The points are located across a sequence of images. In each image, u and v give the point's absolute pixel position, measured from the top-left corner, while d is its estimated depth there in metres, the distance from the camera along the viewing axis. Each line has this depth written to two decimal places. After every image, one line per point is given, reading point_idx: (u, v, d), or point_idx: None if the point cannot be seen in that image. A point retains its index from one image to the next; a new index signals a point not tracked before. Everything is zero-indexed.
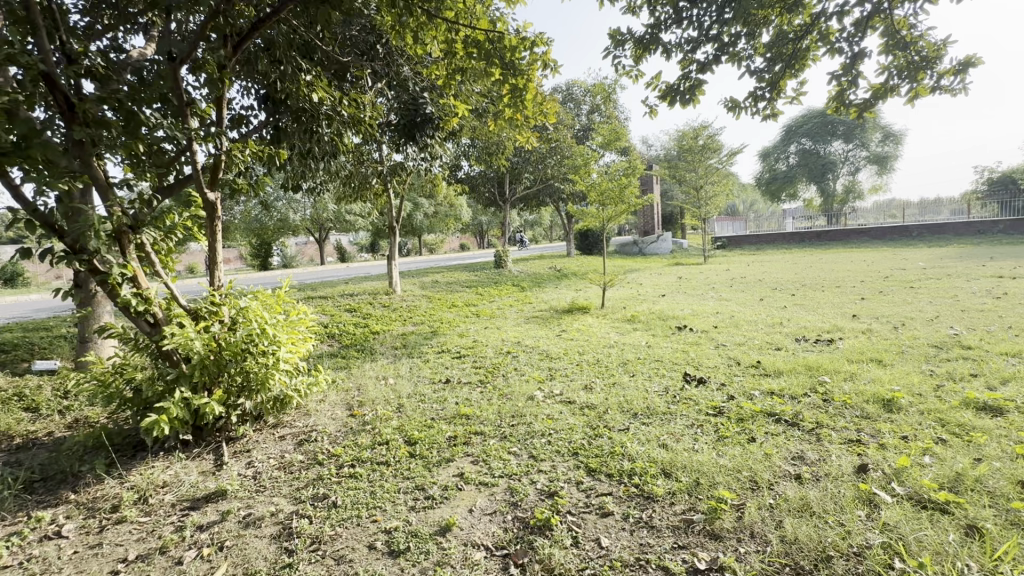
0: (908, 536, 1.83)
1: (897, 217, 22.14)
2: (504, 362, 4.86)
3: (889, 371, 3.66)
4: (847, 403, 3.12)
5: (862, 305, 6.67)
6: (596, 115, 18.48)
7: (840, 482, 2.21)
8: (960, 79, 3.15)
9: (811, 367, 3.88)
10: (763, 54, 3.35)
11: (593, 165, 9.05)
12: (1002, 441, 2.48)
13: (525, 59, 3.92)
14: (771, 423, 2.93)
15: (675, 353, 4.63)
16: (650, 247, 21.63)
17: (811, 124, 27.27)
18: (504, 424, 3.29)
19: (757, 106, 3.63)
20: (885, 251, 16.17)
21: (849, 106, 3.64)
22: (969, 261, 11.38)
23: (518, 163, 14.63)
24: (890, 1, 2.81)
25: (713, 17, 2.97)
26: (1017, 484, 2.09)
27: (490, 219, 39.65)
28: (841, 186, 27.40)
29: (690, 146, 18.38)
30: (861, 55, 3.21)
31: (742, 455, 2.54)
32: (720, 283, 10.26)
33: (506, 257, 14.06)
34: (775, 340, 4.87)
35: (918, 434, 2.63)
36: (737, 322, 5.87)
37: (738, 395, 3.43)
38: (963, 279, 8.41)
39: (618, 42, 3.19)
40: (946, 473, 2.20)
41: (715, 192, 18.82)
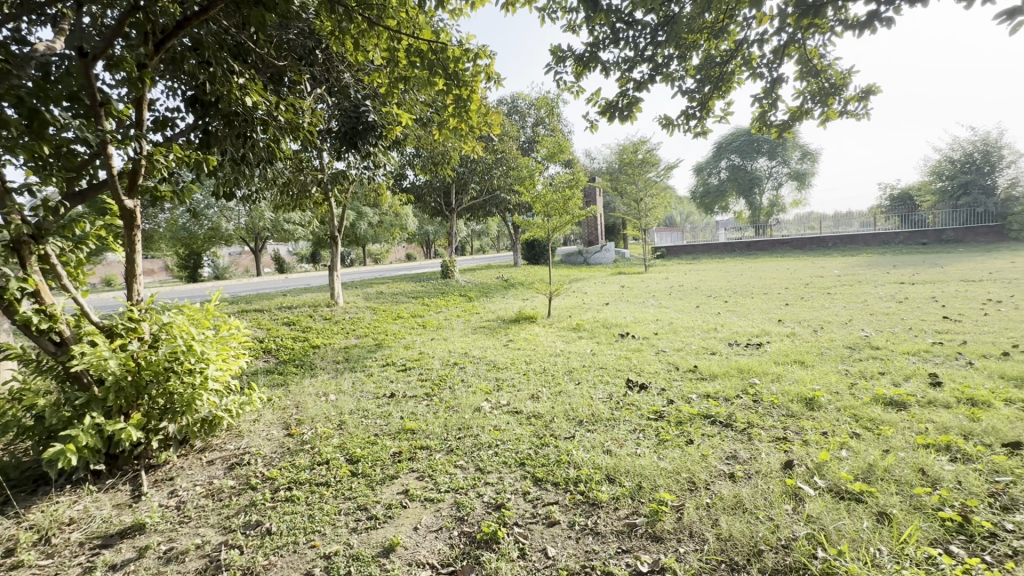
0: (829, 526, 1.96)
1: (815, 228, 24.04)
2: (451, 374, 4.80)
3: (811, 372, 3.95)
4: (774, 403, 3.33)
5: (786, 310, 7.17)
6: (541, 128, 18.88)
7: (769, 479, 2.35)
8: (863, 105, 3.48)
9: (742, 369, 4.12)
10: (693, 75, 3.56)
11: (538, 176, 9.21)
12: (906, 432, 2.73)
13: (469, 71, 3.95)
14: (707, 425, 3.07)
15: (618, 360, 4.76)
16: (594, 257, 22.21)
17: (739, 141, 29.18)
18: (450, 436, 3.25)
19: (689, 124, 3.84)
20: (806, 260, 17.55)
21: (770, 126, 3.92)
22: (877, 269, 12.48)
23: (464, 174, 14.64)
24: (803, 32, 3.06)
25: (647, 39, 3.11)
26: (919, 471, 2.30)
27: (437, 229, 39.36)
28: (766, 200, 29.46)
29: (630, 160, 19.03)
30: (780, 80, 3.47)
31: (682, 457, 2.64)
32: (660, 291, 10.68)
33: (453, 267, 13.97)
34: (710, 345, 5.12)
35: (835, 429, 2.85)
36: (675, 329, 6.14)
37: (677, 399, 3.57)
38: (872, 286, 9.22)
39: (559, 58, 3.27)
40: (860, 464, 2.39)
41: (653, 205, 19.67)
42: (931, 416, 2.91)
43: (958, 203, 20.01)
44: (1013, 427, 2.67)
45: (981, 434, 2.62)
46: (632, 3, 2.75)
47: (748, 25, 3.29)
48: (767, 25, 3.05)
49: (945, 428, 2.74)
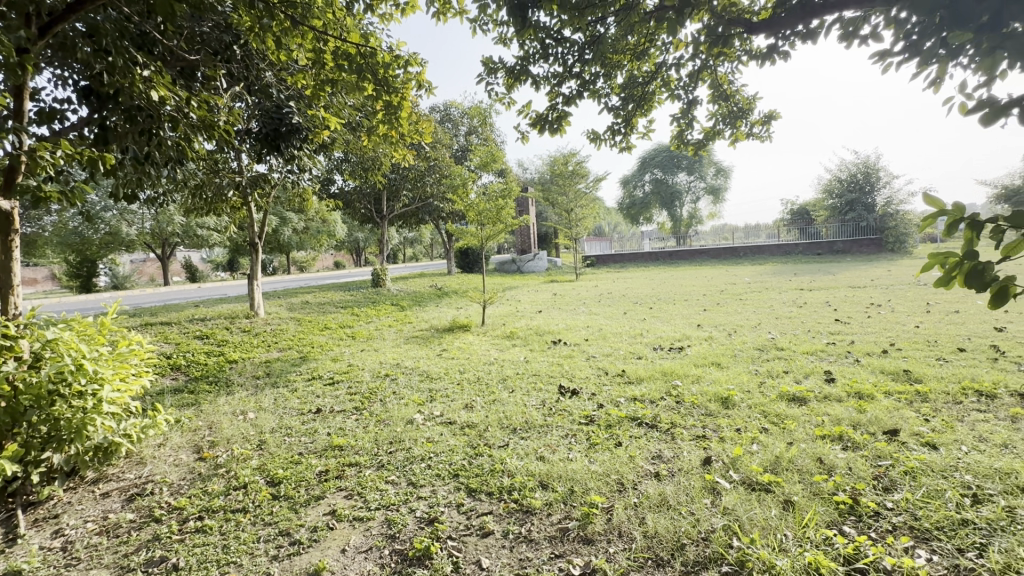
0: (743, 516, 2.10)
1: (728, 239, 25.72)
2: (382, 386, 4.64)
3: (726, 373, 4.26)
4: (694, 403, 3.54)
5: (705, 315, 7.68)
6: (474, 137, 18.97)
7: (690, 475, 2.49)
8: (766, 129, 3.83)
9: (666, 372, 4.35)
10: (618, 93, 3.74)
11: (472, 185, 9.23)
12: (806, 425, 3.01)
13: (400, 77, 3.92)
14: (634, 427, 3.20)
15: (551, 367, 4.85)
16: (527, 265, 22.55)
17: (661, 157, 31.01)
18: (381, 451, 3.14)
19: (615, 139, 4.01)
20: (721, 269, 18.93)
21: (688, 144, 4.20)
22: (781, 277, 13.69)
23: (395, 181, 14.35)
24: (714, 59, 3.32)
25: (575, 57, 3.22)
26: (818, 460, 2.54)
27: (366, 236, 38.16)
28: (686, 212, 31.50)
29: (561, 171, 19.60)
30: (695, 102, 3.73)
31: (611, 460, 2.74)
32: (590, 298, 11.05)
33: (384, 276, 13.60)
34: (637, 350, 5.36)
35: (747, 425, 3.09)
36: (604, 335, 6.36)
37: (606, 403, 3.70)
38: (777, 292, 10.11)
39: (490, 70, 3.31)
40: (768, 457, 2.60)
41: (583, 215, 20.35)
42: (826, 409, 3.23)
43: (845, 218, 22.47)
44: (891, 416, 3.03)
45: (866, 424, 2.95)
46: (560, 22, 2.85)
47: (665, 50, 3.51)
48: (683, 51, 3.28)
49: (838, 419, 3.06)
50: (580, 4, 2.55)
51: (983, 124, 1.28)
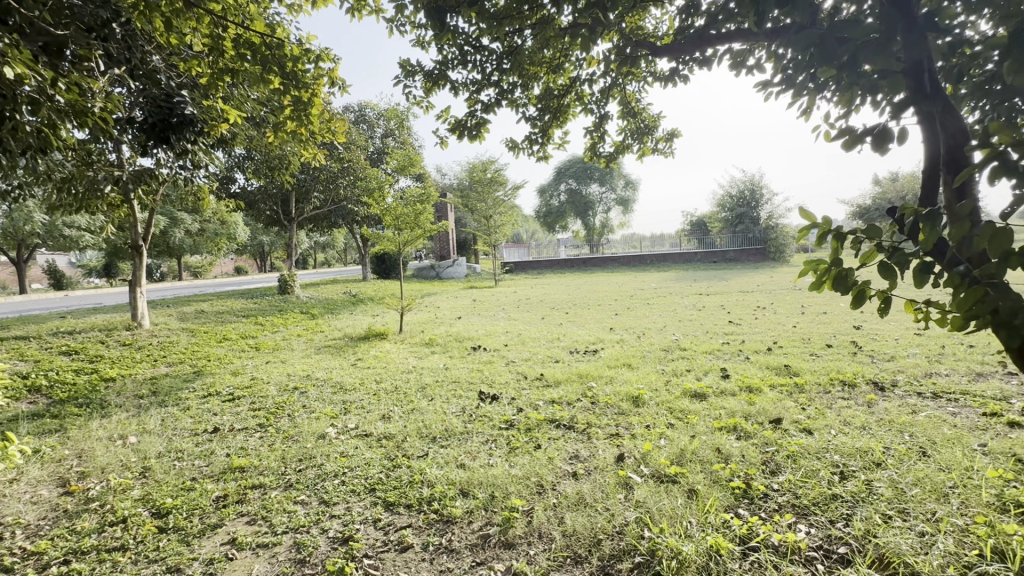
0: (653, 508, 2.23)
1: (637, 247, 27.55)
2: (290, 400, 4.33)
3: (637, 373, 4.51)
4: (608, 403, 3.71)
5: (617, 319, 8.09)
6: (391, 140, 18.56)
7: (605, 472, 2.60)
8: (669, 145, 4.13)
9: (582, 374, 4.52)
10: (535, 104, 3.84)
11: (388, 189, 8.98)
12: (706, 419, 3.27)
13: (310, 72, 3.75)
14: (553, 429, 3.28)
15: (471, 373, 4.83)
16: (446, 272, 22.35)
17: (575, 168, 32.36)
18: (289, 470, 2.92)
19: (532, 149, 4.10)
20: (630, 275, 20.12)
21: (600, 157, 4.41)
22: (682, 283, 14.86)
23: (305, 181, 13.58)
24: (623, 78, 3.53)
25: (493, 65, 3.26)
26: (716, 450, 2.77)
27: (273, 239, 35.68)
28: (599, 221, 33.13)
29: (480, 178, 19.80)
30: (606, 117, 3.93)
31: (530, 463, 2.77)
32: (509, 304, 11.20)
33: (292, 282, 12.78)
34: (555, 354, 5.51)
35: (656, 421, 3.29)
36: (523, 340, 6.47)
37: (526, 407, 3.75)
38: (679, 297, 10.95)
39: (408, 72, 3.25)
40: (674, 450, 2.79)
41: (502, 222, 20.65)
42: (723, 403, 3.53)
43: (736, 229, 24.94)
44: (776, 407, 3.39)
45: (756, 415, 3.27)
46: (478, 30, 2.87)
47: (579, 66, 3.67)
48: (595, 67, 3.44)
49: (732, 412, 3.36)
50: (498, 14, 2.59)
51: (845, 149, 1.47)
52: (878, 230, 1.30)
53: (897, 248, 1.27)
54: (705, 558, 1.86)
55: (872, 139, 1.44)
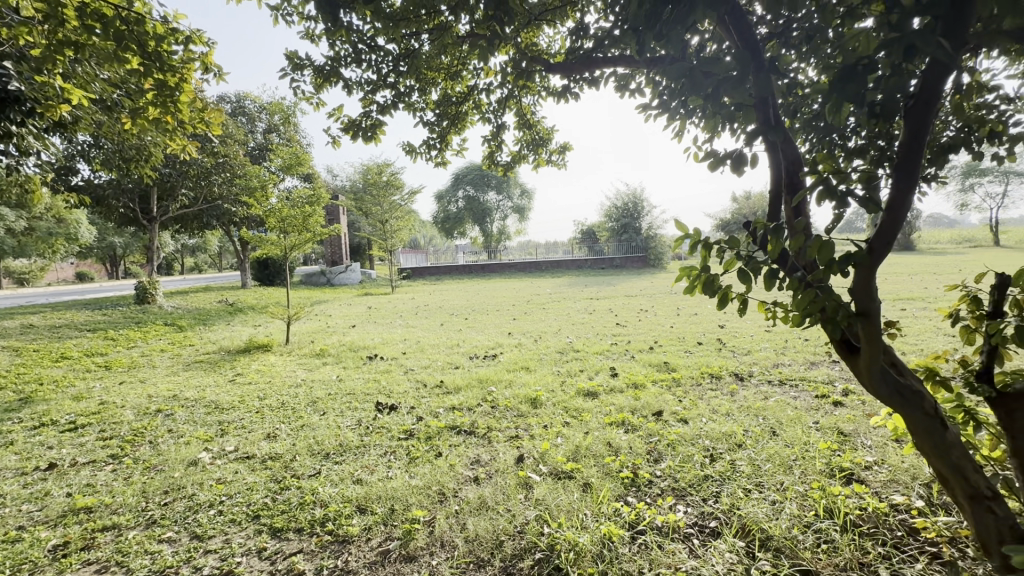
0: (552, 504, 2.31)
1: (533, 253, 28.48)
2: (152, 424, 3.80)
3: (534, 375, 4.66)
4: (507, 406, 3.78)
5: (514, 324, 8.30)
6: (274, 135, 17.24)
7: (506, 474, 2.65)
8: (562, 157, 4.35)
9: (481, 379, 4.55)
10: (432, 109, 3.82)
11: (271, 189, 8.31)
12: (598, 415, 3.49)
13: (178, 55, 3.38)
14: (453, 435, 3.26)
15: (366, 384, 4.62)
16: (337, 278, 21.15)
17: (472, 175, 32.68)
18: (151, 505, 2.56)
19: (430, 154, 4.05)
20: (526, 281, 20.69)
21: (497, 165, 4.50)
22: (574, 289, 15.67)
23: (170, 176, 11.93)
24: (519, 90, 3.65)
25: (389, 66, 3.18)
26: (608, 444, 2.96)
27: (127, 241, 31.00)
28: (496, 228, 33.75)
29: (374, 181, 19.17)
30: (503, 127, 4.03)
31: (431, 471, 2.73)
32: (406, 311, 10.94)
33: (153, 290, 11.26)
34: (454, 360, 5.49)
35: (552, 421, 3.42)
36: (421, 347, 6.35)
37: (426, 415, 3.68)
38: (572, 301, 11.55)
39: (296, 65, 3.04)
40: (570, 447, 2.93)
41: (398, 227, 20.11)
42: (612, 400, 3.80)
43: (621, 238, 26.95)
44: (658, 400, 3.72)
45: (641, 409, 3.55)
46: (373, 29, 2.78)
47: (477, 76, 3.73)
48: (493, 78, 3.52)
49: (621, 407, 3.62)
50: (395, 15, 2.54)
51: (711, 169, 1.66)
52: (736, 240, 1.50)
53: (751, 256, 1.48)
54: (599, 546, 1.98)
55: (731, 162, 1.65)
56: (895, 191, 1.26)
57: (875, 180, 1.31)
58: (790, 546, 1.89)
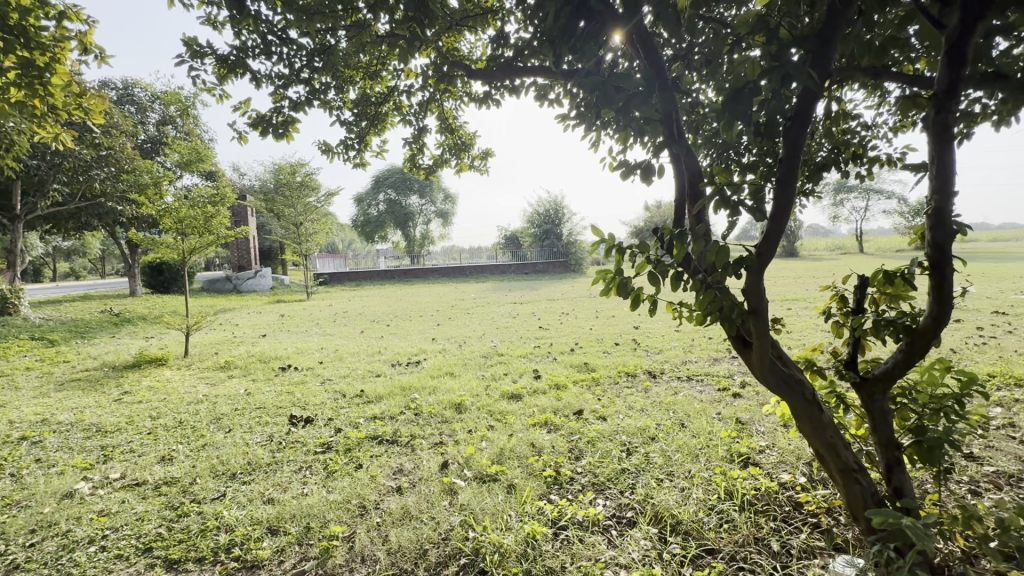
0: (477, 508, 2.30)
1: (457, 258, 28.32)
2: (14, 454, 3.27)
3: (458, 380, 4.63)
4: (431, 412, 3.72)
5: (438, 329, 8.20)
6: (170, 128, 15.68)
7: (429, 482, 2.60)
8: (484, 163, 4.39)
9: (404, 387, 4.44)
10: (351, 108, 3.69)
11: (166, 186, 7.55)
12: (522, 417, 3.54)
13: (49, 31, 2.97)
14: (375, 445, 3.15)
15: (279, 397, 4.33)
16: (244, 284, 19.61)
17: (394, 178, 31.95)
18: (13, 547, 2.20)
19: (347, 155, 3.90)
20: (450, 286, 20.49)
21: (419, 168, 4.44)
22: (498, 293, 15.82)
23: (38, 168, 10.43)
24: (441, 94, 3.63)
25: (303, 61, 3.03)
26: (531, 445, 3.02)
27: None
28: (419, 232, 33.18)
29: (287, 181, 17.97)
30: (425, 130, 3.99)
31: (351, 485, 2.61)
32: (323, 318, 10.41)
33: (15, 299, 9.74)
34: (375, 368, 5.31)
35: (477, 425, 3.42)
36: (340, 356, 6.07)
37: (345, 427, 3.52)
38: (496, 306, 11.64)
39: (195, 52, 2.80)
40: (494, 450, 2.94)
41: (314, 230, 19.11)
42: (535, 401, 3.87)
43: (543, 244, 27.63)
44: (579, 400, 3.85)
45: (563, 409, 3.66)
46: (284, 20, 2.64)
47: (396, 77, 3.66)
48: (414, 80, 3.48)
49: (544, 408, 3.70)
50: (309, 8, 2.42)
51: (622, 178, 1.77)
52: (645, 245, 1.60)
53: (660, 260, 1.58)
54: (522, 546, 2.00)
55: (641, 172, 1.76)
56: (777, 202, 1.43)
57: (761, 192, 1.46)
58: (697, 529, 2.04)
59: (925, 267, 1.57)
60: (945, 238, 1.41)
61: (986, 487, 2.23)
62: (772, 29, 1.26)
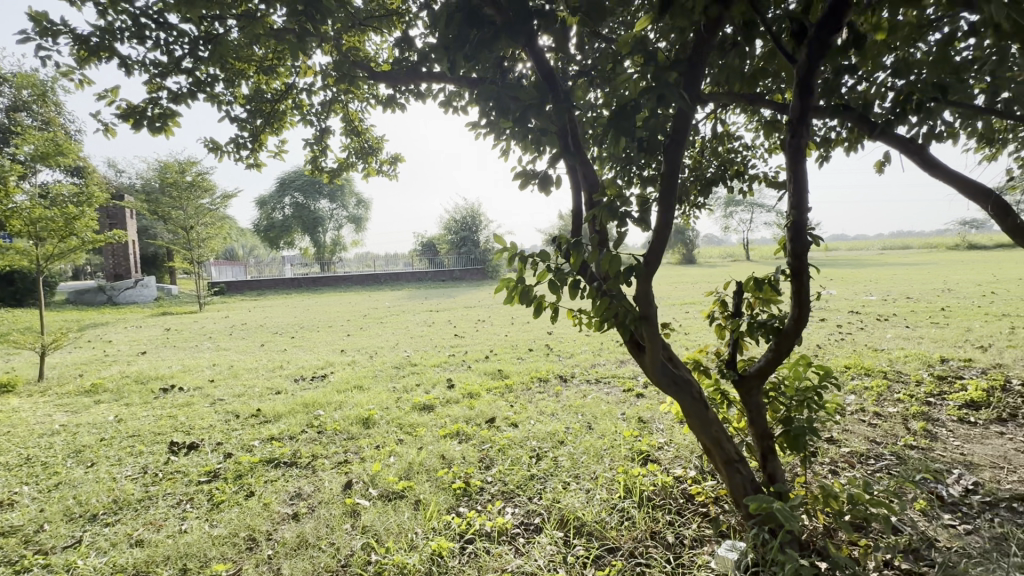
0: (381, 529, 2.19)
1: (371, 266, 27.31)
2: None
3: (367, 394, 4.42)
4: (336, 429, 3.51)
5: (348, 340, 7.81)
6: (24, 115, 13.52)
7: (330, 505, 2.44)
8: (393, 168, 4.27)
9: (307, 403, 4.15)
10: (243, 104, 3.41)
11: (15, 182, 6.46)
12: (433, 428, 3.46)
13: None
14: (270, 470, 2.90)
15: (158, 421, 3.85)
16: (122, 295, 17.37)
17: (302, 181, 30.17)
18: None
19: (239, 154, 3.59)
20: (363, 294, 19.70)
21: (322, 171, 4.21)
22: (414, 301, 15.45)
23: None
24: (344, 95, 3.47)
25: (183, 49, 2.74)
26: (441, 457, 2.95)
27: None
28: (329, 238, 31.55)
29: (174, 180, 16.12)
30: (327, 131, 3.79)
31: (239, 515, 2.37)
32: (217, 332, 9.49)
33: None
34: (275, 384, 4.92)
35: (385, 440, 3.29)
36: (234, 372, 5.55)
37: (236, 451, 3.20)
38: (411, 314, 11.36)
39: (45, 29, 2.42)
40: (402, 465, 2.83)
41: (208, 234, 17.43)
42: (448, 411, 3.81)
43: (461, 251, 27.53)
44: (491, 407, 3.85)
45: (475, 418, 3.64)
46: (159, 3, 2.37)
47: (294, 74, 3.45)
48: (313, 78, 3.29)
49: (456, 418, 3.65)
50: None
51: (521, 187, 1.79)
52: (545, 252, 1.62)
53: (559, 269, 1.61)
54: (428, 564, 1.94)
55: (539, 182, 1.80)
56: (661, 213, 1.51)
57: (648, 204, 1.55)
58: (599, 529, 2.11)
59: (788, 274, 1.75)
60: (802, 248, 1.58)
61: (842, 466, 2.54)
62: (649, 52, 1.35)
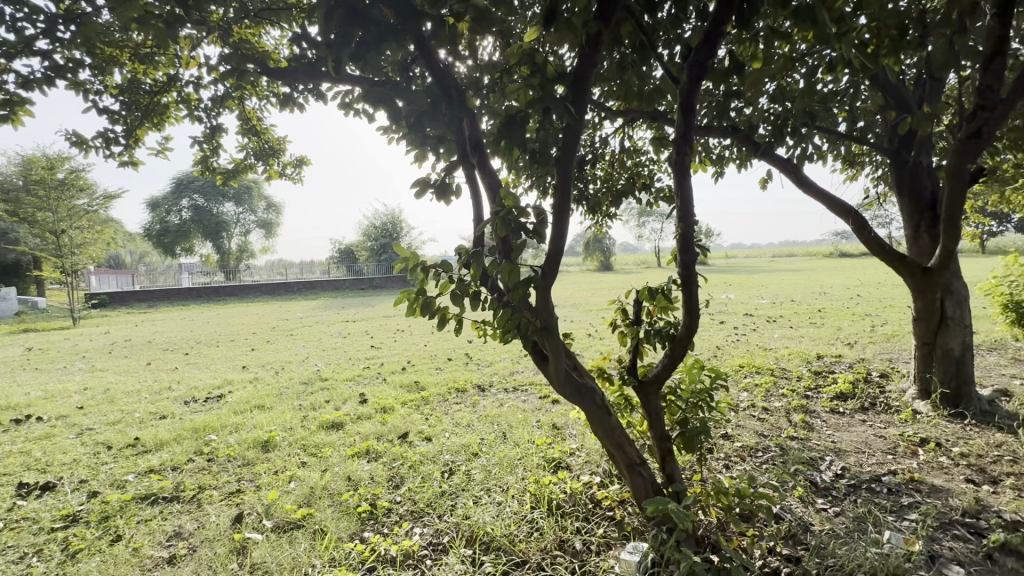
0: (272, 566, 2.00)
1: (282, 274, 25.62)
2: None
3: (269, 414, 4.09)
4: (229, 456, 3.20)
5: (251, 355, 7.21)
6: None
7: (215, 543, 2.20)
8: (296, 171, 4.01)
9: (198, 428, 3.75)
10: (115, 94, 3.04)
11: None
12: (340, 448, 3.26)
13: None
14: (145, 507, 2.56)
15: (4, 459, 3.28)
16: None
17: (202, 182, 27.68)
18: None
19: (110, 150, 3.18)
20: (273, 305, 18.39)
21: (215, 172, 3.86)
22: (328, 311, 14.67)
23: None
24: (238, 91, 3.20)
25: (34, 28, 2.38)
26: (347, 479, 2.78)
27: None
28: (235, 244, 29.22)
29: (41, 178, 14.05)
30: (219, 129, 3.48)
31: (100, 565, 2.06)
32: (93, 350, 8.34)
33: None
34: (160, 408, 4.40)
35: (286, 464, 3.05)
36: (111, 397, 4.90)
37: (104, 489, 2.80)
38: (325, 325, 10.75)
39: None
40: (303, 491, 2.63)
41: (85, 240, 15.38)
42: (358, 429, 3.61)
43: (381, 259, 26.68)
44: (404, 422, 3.71)
45: (387, 434, 3.48)
46: None
47: (178, 65, 3.13)
48: (200, 71, 3.00)
49: (366, 435, 3.47)
50: None
51: (417, 195, 1.72)
52: (445, 262, 1.57)
53: (461, 279, 1.58)
54: None
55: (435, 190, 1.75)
56: (556, 224, 1.52)
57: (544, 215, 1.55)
58: (508, 542, 2.08)
59: (680, 284, 1.85)
60: (690, 258, 1.67)
61: (734, 460, 2.73)
62: (537, 64, 1.36)
